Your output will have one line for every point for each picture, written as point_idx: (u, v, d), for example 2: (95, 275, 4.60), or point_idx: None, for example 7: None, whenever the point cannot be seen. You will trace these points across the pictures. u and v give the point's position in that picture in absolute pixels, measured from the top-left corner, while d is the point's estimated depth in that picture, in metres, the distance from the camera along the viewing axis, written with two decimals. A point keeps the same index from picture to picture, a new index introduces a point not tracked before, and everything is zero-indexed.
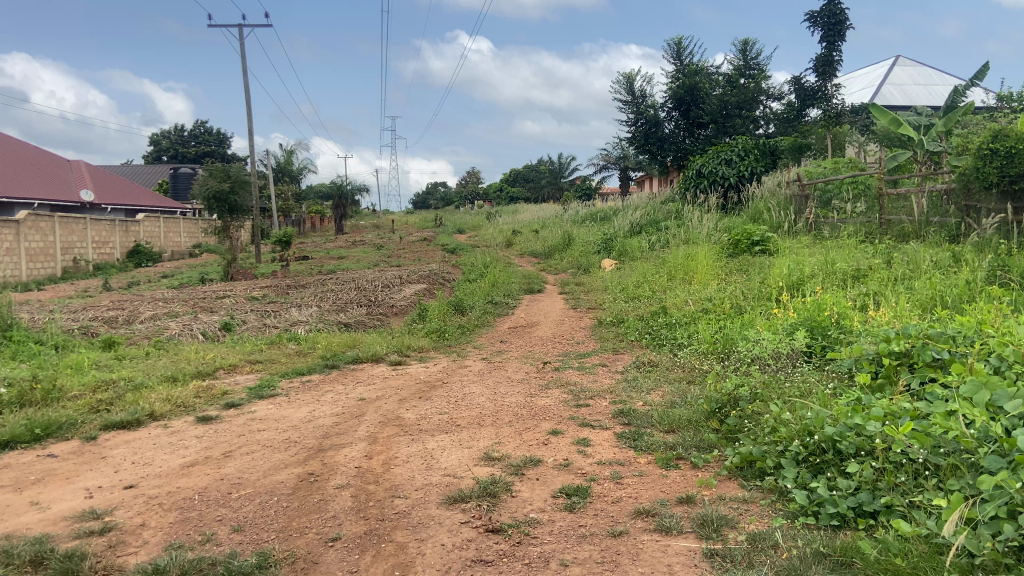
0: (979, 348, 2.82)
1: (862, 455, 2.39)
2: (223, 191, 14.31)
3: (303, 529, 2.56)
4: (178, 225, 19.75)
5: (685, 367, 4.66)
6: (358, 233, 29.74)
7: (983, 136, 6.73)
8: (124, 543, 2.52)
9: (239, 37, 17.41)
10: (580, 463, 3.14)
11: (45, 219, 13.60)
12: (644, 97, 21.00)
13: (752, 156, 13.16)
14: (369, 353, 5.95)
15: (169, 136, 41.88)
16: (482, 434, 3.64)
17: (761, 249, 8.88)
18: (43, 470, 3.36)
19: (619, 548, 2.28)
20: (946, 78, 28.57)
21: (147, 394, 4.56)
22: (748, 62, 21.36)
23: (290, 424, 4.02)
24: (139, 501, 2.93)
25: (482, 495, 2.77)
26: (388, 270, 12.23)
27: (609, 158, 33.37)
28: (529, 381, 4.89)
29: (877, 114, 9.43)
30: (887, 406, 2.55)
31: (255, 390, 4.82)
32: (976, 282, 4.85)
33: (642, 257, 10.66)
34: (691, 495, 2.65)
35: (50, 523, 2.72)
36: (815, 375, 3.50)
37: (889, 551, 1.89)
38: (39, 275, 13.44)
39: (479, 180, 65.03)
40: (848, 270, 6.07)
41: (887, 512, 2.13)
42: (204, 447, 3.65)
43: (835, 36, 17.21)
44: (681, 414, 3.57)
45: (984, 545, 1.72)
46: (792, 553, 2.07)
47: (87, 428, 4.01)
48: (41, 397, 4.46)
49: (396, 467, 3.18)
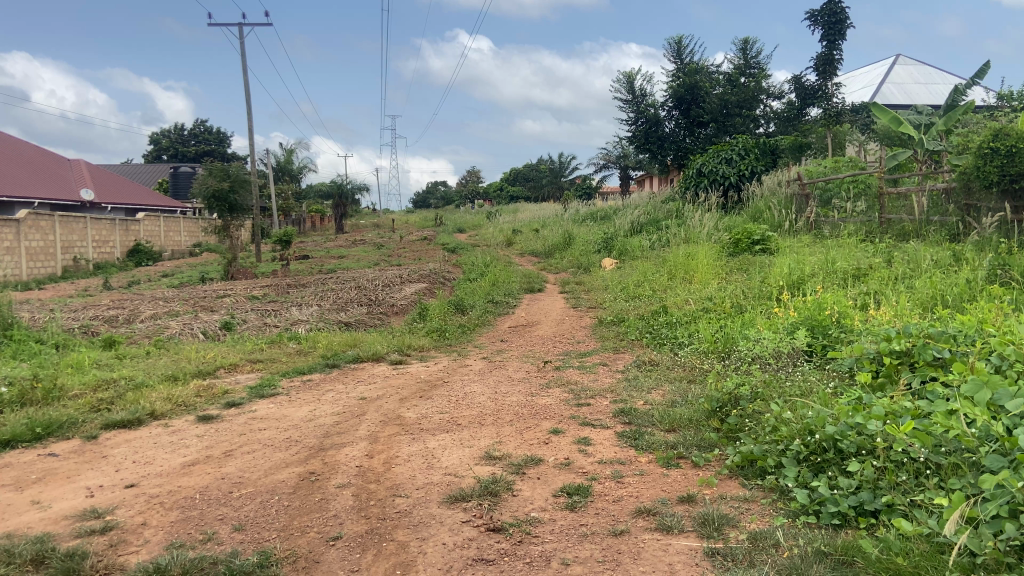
0: (980, 347, 2.81)
1: (863, 454, 2.39)
2: (223, 190, 14.29)
3: (305, 528, 2.56)
4: (178, 224, 19.73)
5: (685, 366, 4.66)
6: (358, 233, 29.72)
7: (984, 135, 6.72)
8: (125, 542, 2.52)
9: (239, 37, 17.41)
10: (582, 462, 3.13)
11: (45, 219, 13.60)
12: (644, 96, 20.99)
13: (752, 155, 13.15)
14: (370, 352, 5.94)
15: (169, 136, 41.83)
16: (483, 434, 3.64)
17: (761, 249, 8.86)
18: (43, 470, 3.35)
19: (620, 547, 2.28)
20: (946, 78, 28.53)
21: (147, 393, 4.56)
22: (748, 61, 21.34)
23: (291, 423, 4.02)
24: (140, 500, 2.93)
25: (483, 494, 2.77)
26: (387, 269, 12.19)
27: (609, 158, 33.36)
28: (529, 381, 4.89)
29: (877, 113, 9.43)
30: (888, 406, 2.56)
31: (255, 390, 4.80)
32: (976, 281, 4.85)
33: (642, 256, 10.65)
34: (692, 494, 2.65)
35: (50, 522, 2.72)
36: (816, 375, 3.49)
37: (890, 550, 1.89)
38: (39, 274, 13.42)
39: (479, 180, 64.98)
40: (849, 269, 6.06)
41: (888, 511, 2.14)
42: (205, 446, 3.65)
43: (835, 35, 17.19)
44: (681, 413, 3.57)
45: (985, 544, 1.72)
46: (793, 552, 2.07)
47: (87, 428, 4.01)
48: (41, 397, 4.45)
49: (397, 466, 3.18)
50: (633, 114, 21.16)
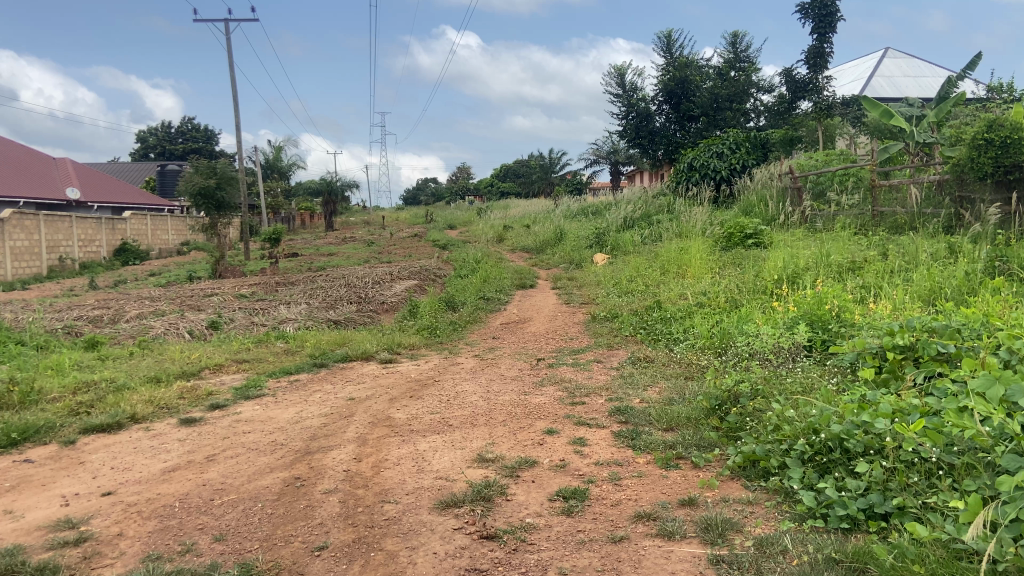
0: (988, 341, 2.72)
1: (871, 454, 2.32)
2: (209, 187, 14.03)
3: (289, 537, 2.44)
4: (164, 223, 19.41)
5: (682, 362, 4.59)
6: (349, 230, 29.50)
7: (979, 125, 6.62)
8: (100, 554, 2.38)
9: (226, 32, 17.30)
10: (578, 464, 3.03)
11: (30, 218, 13.28)
12: (635, 90, 21.17)
13: (743, 148, 13.11)
14: (360, 351, 5.80)
15: (156, 133, 41.29)
16: (476, 434, 3.53)
17: (754, 242, 8.78)
18: (19, 477, 3.20)
19: (620, 555, 2.18)
20: (937, 71, 28.77)
21: (130, 395, 4.41)
22: (739, 54, 20.98)
23: (277, 426, 3.89)
24: (117, 509, 2.78)
25: (476, 500, 2.66)
26: (378, 267, 11.91)
27: (599, 153, 33.37)
28: (522, 379, 4.77)
29: (869, 106, 9.37)
30: (895, 404, 2.48)
31: (241, 390, 4.68)
32: (976, 273, 4.78)
33: (634, 252, 10.56)
34: (693, 498, 2.55)
35: (23, 533, 2.58)
36: (818, 371, 3.44)
37: (904, 557, 1.81)
38: (23, 274, 13.09)
39: (468, 176, 64.93)
40: (844, 262, 5.98)
41: (899, 514, 2.04)
42: (186, 451, 3.50)
43: (825, 28, 17.16)
44: (679, 412, 3.48)
45: (1007, 550, 1.62)
46: (802, 559, 1.98)
47: (66, 432, 3.86)
48: (18, 400, 4.28)
49: (386, 470, 3.06)
50: (624, 109, 21.34)
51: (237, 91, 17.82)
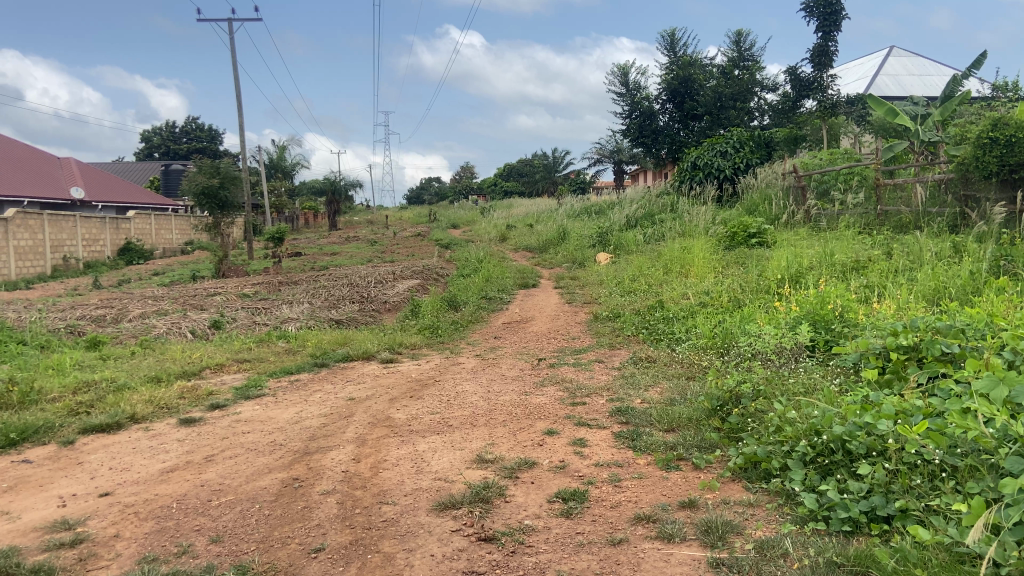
0: (992, 341, 2.67)
1: (873, 455, 2.28)
2: (212, 186, 14.04)
3: (285, 539, 2.42)
4: (168, 222, 19.45)
5: (684, 362, 4.57)
6: (352, 229, 29.47)
7: (983, 123, 6.54)
8: (96, 556, 2.37)
9: (229, 31, 17.26)
10: (577, 464, 3.01)
11: (33, 218, 13.31)
12: (639, 88, 21.08)
13: (747, 147, 13.02)
14: (361, 351, 5.79)
15: (160, 132, 41.39)
16: (475, 435, 3.51)
17: (757, 242, 8.72)
18: (16, 478, 3.19)
19: (619, 558, 2.15)
20: (941, 70, 28.61)
21: (130, 395, 4.41)
22: (742, 53, 20.89)
23: (276, 426, 3.87)
24: (113, 510, 2.77)
25: (474, 501, 2.63)
26: (380, 266, 11.91)
27: (602, 151, 33.30)
28: (523, 379, 4.74)
29: (874, 104, 9.28)
30: (898, 405, 2.44)
31: (241, 390, 4.67)
32: (980, 272, 4.73)
33: (637, 251, 10.51)
34: (694, 500, 2.52)
35: (19, 534, 2.57)
36: (820, 372, 3.43)
37: (906, 561, 1.78)
38: (28, 273, 13.12)
39: (472, 176, 64.97)
40: (847, 262, 5.94)
41: (902, 517, 2.02)
42: (185, 451, 3.49)
43: (830, 26, 17.05)
44: (680, 412, 3.45)
45: (1010, 554, 1.59)
46: (803, 562, 1.95)
47: (65, 432, 3.85)
48: (17, 399, 4.28)
49: (384, 470, 3.04)
50: (627, 108, 21.27)
51: (239, 91, 17.81)
